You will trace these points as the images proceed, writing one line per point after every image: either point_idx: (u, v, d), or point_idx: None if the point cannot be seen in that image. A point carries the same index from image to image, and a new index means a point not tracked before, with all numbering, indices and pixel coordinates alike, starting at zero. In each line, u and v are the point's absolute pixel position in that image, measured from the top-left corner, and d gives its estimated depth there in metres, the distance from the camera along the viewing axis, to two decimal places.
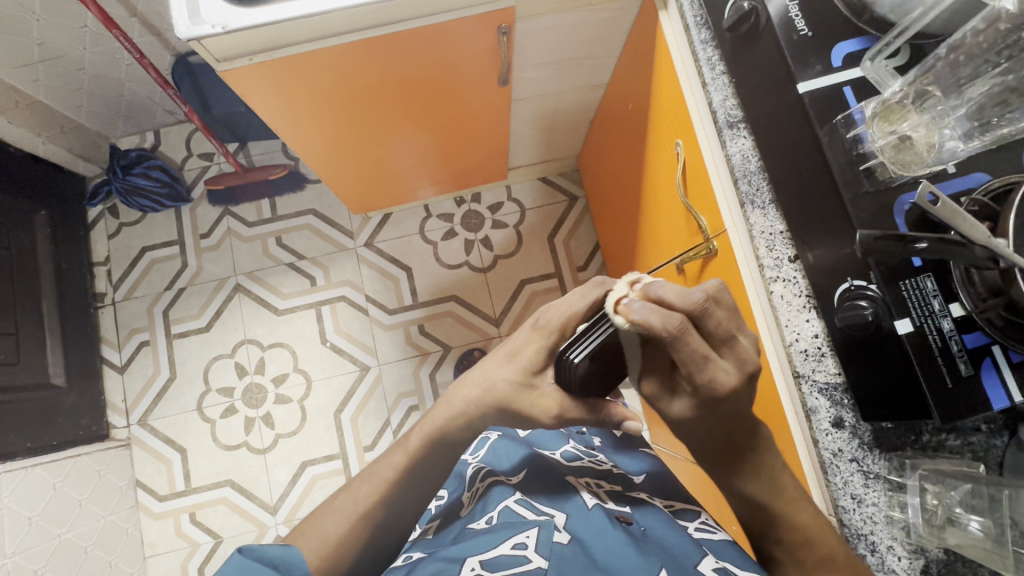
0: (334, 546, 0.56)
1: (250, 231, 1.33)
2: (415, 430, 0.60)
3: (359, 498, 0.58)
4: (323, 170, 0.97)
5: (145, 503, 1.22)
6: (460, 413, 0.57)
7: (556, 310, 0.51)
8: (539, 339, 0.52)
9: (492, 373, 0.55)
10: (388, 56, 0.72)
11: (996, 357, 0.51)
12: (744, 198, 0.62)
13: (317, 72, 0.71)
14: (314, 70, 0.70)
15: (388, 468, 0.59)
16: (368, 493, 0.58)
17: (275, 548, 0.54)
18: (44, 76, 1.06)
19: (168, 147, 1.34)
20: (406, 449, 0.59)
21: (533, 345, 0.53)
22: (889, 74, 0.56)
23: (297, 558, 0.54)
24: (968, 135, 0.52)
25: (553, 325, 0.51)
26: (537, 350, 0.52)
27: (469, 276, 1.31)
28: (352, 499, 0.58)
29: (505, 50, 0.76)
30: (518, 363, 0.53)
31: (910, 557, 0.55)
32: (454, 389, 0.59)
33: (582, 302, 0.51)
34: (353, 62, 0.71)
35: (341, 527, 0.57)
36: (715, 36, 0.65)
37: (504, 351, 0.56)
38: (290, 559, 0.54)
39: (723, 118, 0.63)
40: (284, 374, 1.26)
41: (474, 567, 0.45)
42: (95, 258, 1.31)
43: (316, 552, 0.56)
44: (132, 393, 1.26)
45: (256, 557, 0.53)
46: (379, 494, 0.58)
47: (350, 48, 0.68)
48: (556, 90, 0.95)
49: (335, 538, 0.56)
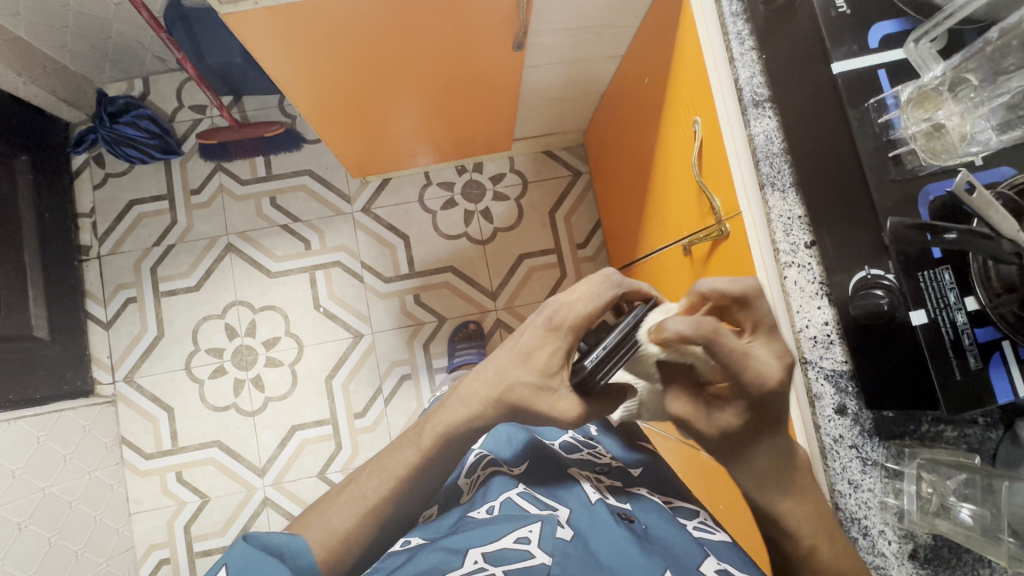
0: (341, 538, 0.54)
1: (243, 189, 1.29)
2: (426, 428, 0.58)
3: (368, 493, 0.56)
4: (324, 131, 0.95)
5: (131, 461, 1.20)
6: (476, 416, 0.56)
7: (568, 310, 0.53)
8: (553, 341, 0.53)
9: (493, 370, 0.56)
10: (406, 14, 0.70)
11: (1005, 352, 0.52)
12: (764, 180, 0.61)
13: (333, 27, 0.69)
14: (329, 25, 0.68)
15: (396, 464, 0.57)
16: (376, 489, 0.56)
17: (281, 536, 0.52)
18: (26, 10, 1.00)
19: (158, 97, 1.28)
20: (418, 447, 0.57)
21: (548, 347, 0.53)
22: (932, 57, 0.55)
23: (303, 548, 0.52)
24: (1003, 126, 0.52)
25: (568, 324, 0.53)
26: (552, 350, 0.53)
27: (467, 248, 1.29)
28: (359, 493, 0.56)
29: (525, 14, 0.73)
30: (534, 366, 0.53)
31: (900, 542, 0.56)
32: (464, 389, 0.58)
33: (593, 301, 0.53)
34: (369, 19, 0.69)
35: (350, 521, 0.55)
36: (747, 9, 0.63)
37: (517, 351, 0.55)
38: (296, 548, 0.51)
39: (749, 96, 0.62)
40: (274, 338, 1.24)
41: (476, 559, 0.45)
42: (79, 209, 1.26)
43: (323, 545, 0.53)
44: (118, 349, 1.23)
45: (261, 544, 0.51)
46: (388, 491, 0.56)
47: (368, 2, 0.66)
48: (569, 60, 0.93)
49: (343, 532, 0.54)
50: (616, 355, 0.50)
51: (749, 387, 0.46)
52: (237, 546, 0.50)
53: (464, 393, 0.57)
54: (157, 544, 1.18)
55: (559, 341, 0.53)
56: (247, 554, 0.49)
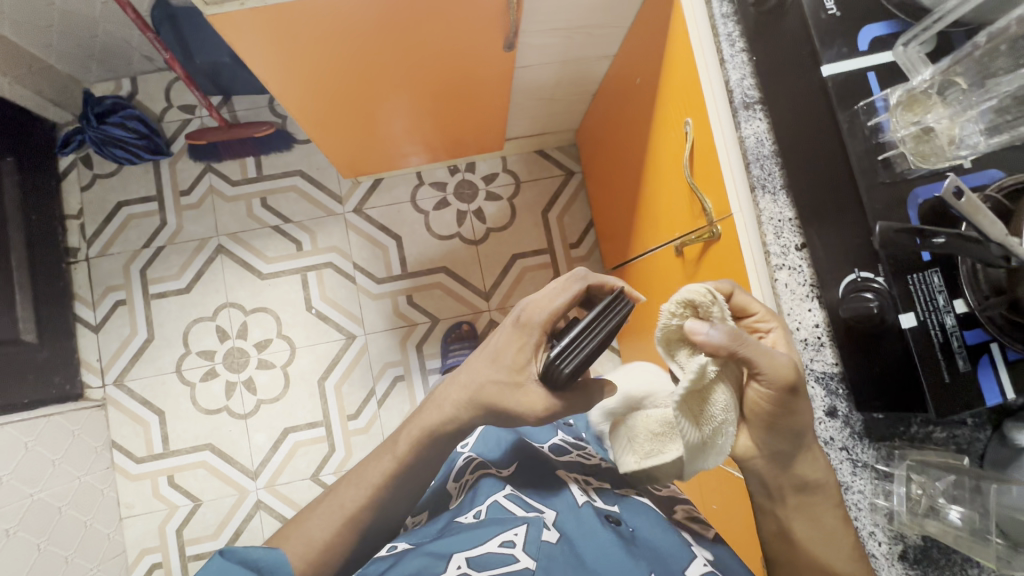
0: (320, 550, 0.54)
1: (234, 190, 1.28)
2: (402, 436, 0.59)
3: (346, 504, 0.56)
4: (316, 135, 0.95)
5: (121, 464, 1.19)
6: (450, 419, 0.56)
7: (536, 306, 0.54)
8: (521, 338, 0.54)
9: (479, 373, 0.55)
10: (397, 22, 0.70)
11: (993, 354, 0.52)
12: (754, 182, 0.60)
13: (325, 35, 0.70)
14: (321, 33, 0.69)
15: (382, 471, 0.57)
16: (354, 497, 0.56)
17: (258, 551, 0.52)
18: (9, 10, 0.98)
19: (147, 97, 1.27)
20: (394, 454, 0.58)
21: (516, 344, 0.54)
22: (921, 60, 0.55)
23: (280, 561, 0.51)
24: (993, 130, 0.51)
25: (536, 322, 0.53)
26: (519, 347, 0.54)
27: (460, 248, 1.28)
28: (337, 503, 0.56)
29: (515, 15, 0.73)
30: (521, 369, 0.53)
31: (890, 542, 0.56)
32: (443, 393, 0.58)
33: (561, 295, 0.54)
34: (362, 28, 0.70)
35: (326, 533, 0.55)
36: (737, 10, 0.63)
37: (487, 352, 0.56)
38: (272, 562, 0.51)
39: (740, 98, 0.62)
40: (266, 340, 1.23)
41: (460, 565, 0.45)
42: (67, 211, 1.25)
43: (301, 557, 0.53)
44: (108, 352, 1.22)
45: (238, 558, 0.51)
46: (368, 501, 0.56)
47: (361, 11, 0.67)
48: (561, 60, 0.92)
49: (322, 544, 0.54)
50: (586, 339, 0.50)
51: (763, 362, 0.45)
52: (215, 560, 0.50)
53: (444, 402, 0.57)
54: (149, 548, 1.17)
55: (527, 338, 0.53)
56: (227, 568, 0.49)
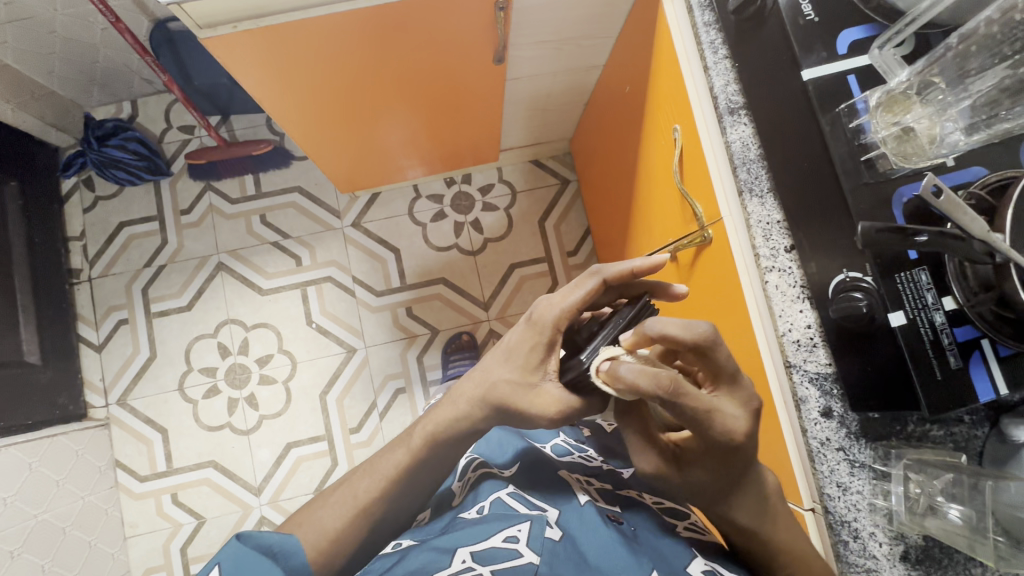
0: (332, 539, 0.55)
1: (233, 208, 1.29)
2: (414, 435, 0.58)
3: (358, 493, 0.57)
4: (293, 125, 0.86)
5: (125, 483, 1.20)
6: (466, 417, 0.55)
7: (550, 307, 0.53)
8: (533, 336, 0.53)
9: (491, 372, 0.55)
10: (420, 8, 0.68)
11: (985, 350, 0.52)
12: (741, 186, 0.62)
13: (333, 16, 0.65)
14: (326, 15, 0.65)
15: (381, 473, 0.58)
16: (359, 495, 0.57)
17: (273, 536, 0.53)
18: (14, 38, 1.01)
19: (146, 119, 1.29)
20: (403, 456, 0.57)
21: (529, 342, 0.53)
22: (897, 62, 0.56)
23: (296, 548, 0.53)
24: (971, 128, 0.53)
25: (548, 321, 0.53)
26: (532, 346, 0.53)
27: (458, 259, 1.29)
28: (341, 499, 0.57)
29: (503, 30, 0.74)
30: (515, 361, 0.54)
31: (890, 543, 0.55)
32: (457, 393, 0.58)
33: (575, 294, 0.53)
34: (382, 7, 0.66)
35: (340, 521, 0.55)
36: (719, 19, 0.64)
37: (501, 349, 0.55)
38: (287, 548, 0.53)
39: (725, 104, 0.63)
40: (268, 356, 1.24)
41: (464, 558, 0.45)
42: (69, 233, 1.26)
43: (314, 544, 0.54)
44: (111, 372, 1.23)
45: (253, 543, 0.52)
46: (370, 495, 0.57)
47: (368, 18, 0.67)
48: (551, 71, 0.94)
49: (334, 532, 0.55)
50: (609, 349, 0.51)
51: (722, 420, 0.44)
52: (231, 546, 0.52)
53: (457, 393, 0.57)
54: (153, 567, 1.17)
55: (541, 335, 0.53)
56: (240, 553, 0.51)
